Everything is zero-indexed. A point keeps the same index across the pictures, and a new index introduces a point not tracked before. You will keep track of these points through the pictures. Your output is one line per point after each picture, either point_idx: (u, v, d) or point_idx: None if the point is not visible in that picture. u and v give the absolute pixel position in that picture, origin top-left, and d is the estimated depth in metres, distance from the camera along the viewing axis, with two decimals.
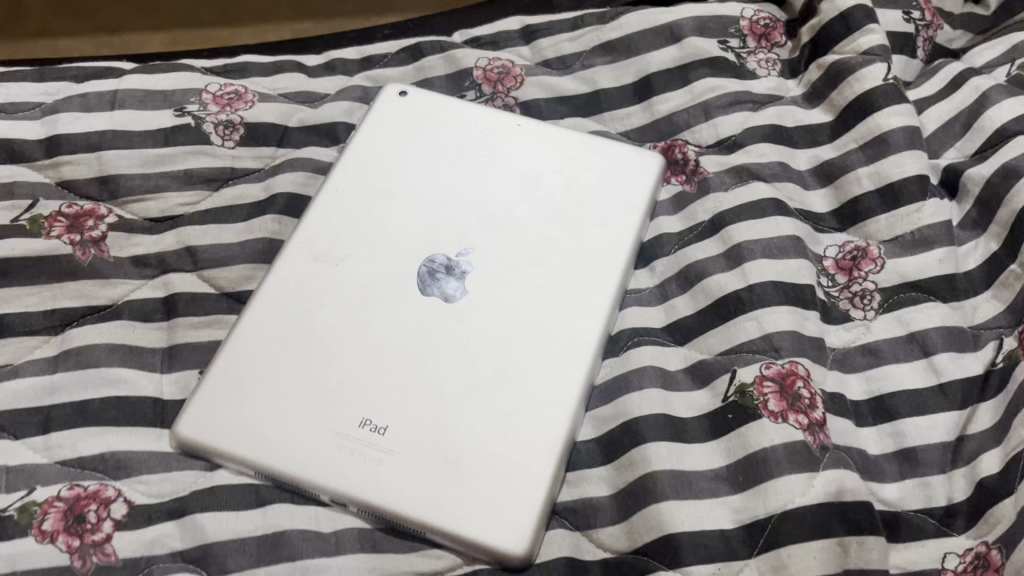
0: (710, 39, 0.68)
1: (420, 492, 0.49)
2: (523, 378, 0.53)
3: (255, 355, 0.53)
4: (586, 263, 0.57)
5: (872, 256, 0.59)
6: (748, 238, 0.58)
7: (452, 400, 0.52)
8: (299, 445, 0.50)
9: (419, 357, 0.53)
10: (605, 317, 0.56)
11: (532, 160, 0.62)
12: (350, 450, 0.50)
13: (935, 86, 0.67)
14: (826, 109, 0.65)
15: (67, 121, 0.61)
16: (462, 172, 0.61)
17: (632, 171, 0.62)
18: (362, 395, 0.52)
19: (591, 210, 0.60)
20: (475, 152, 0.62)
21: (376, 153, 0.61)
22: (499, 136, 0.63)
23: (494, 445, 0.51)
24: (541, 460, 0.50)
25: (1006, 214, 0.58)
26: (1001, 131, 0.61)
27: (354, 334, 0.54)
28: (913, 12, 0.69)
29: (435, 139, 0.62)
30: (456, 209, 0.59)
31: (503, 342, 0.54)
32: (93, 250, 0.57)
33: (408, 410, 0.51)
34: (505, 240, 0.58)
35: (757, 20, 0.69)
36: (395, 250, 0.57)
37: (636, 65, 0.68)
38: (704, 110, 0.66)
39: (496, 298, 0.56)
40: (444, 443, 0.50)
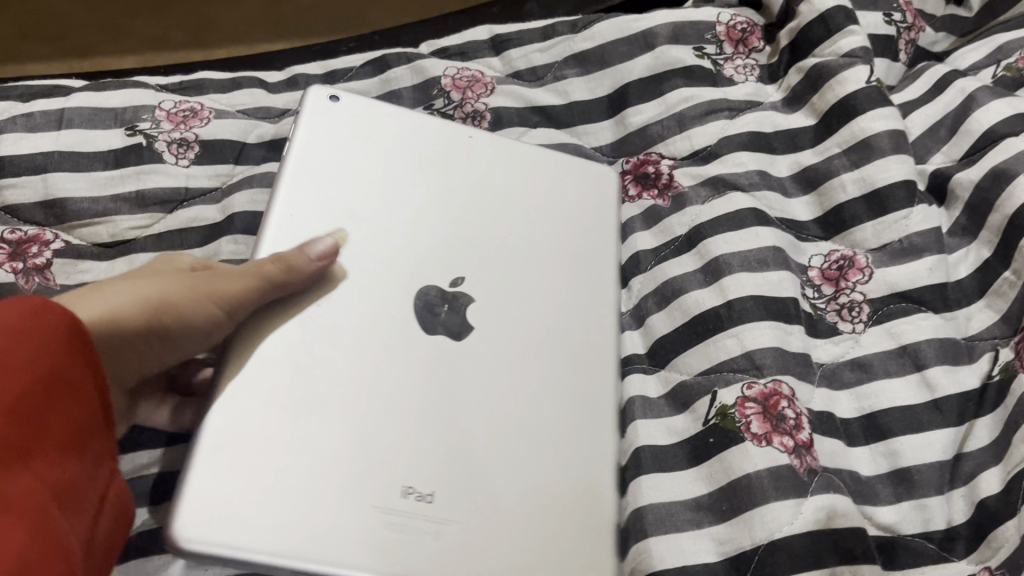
0: (686, 46, 0.65)
1: (494, 561, 0.46)
2: (532, 427, 0.50)
3: (249, 427, 0.43)
4: (570, 289, 0.55)
5: (859, 265, 0.56)
6: (726, 251, 0.56)
7: (480, 458, 0.48)
8: (332, 529, 0.43)
9: (416, 405, 0.47)
10: (603, 347, 0.54)
11: (494, 172, 0.57)
12: (400, 526, 0.44)
13: (919, 90, 0.64)
14: (807, 112, 0.62)
15: (10, 142, 0.57)
16: (431, 191, 0.55)
17: (599, 191, 0.60)
18: (383, 460, 0.45)
19: (560, 228, 0.57)
20: (438, 165, 0.56)
21: (327, 167, 0.52)
22: (450, 145, 0.57)
23: (536, 511, 0.48)
24: (595, 511, 0.49)
25: (997, 220, 0.55)
26: (988, 134, 0.59)
27: (352, 387, 0.46)
28: (894, 14, 0.67)
29: (385, 152, 0.55)
30: (438, 233, 0.53)
31: (522, 391, 0.50)
32: (37, 278, 0.54)
33: (449, 471, 0.47)
34: (495, 265, 0.54)
35: (734, 25, 0.67)
36: (378, 279, 0.50)
37: (611, 76, 0.66)
38: (679, 120, 0.63)
39: (501, 346, 0.51)
40: (498, 505, 0.47)
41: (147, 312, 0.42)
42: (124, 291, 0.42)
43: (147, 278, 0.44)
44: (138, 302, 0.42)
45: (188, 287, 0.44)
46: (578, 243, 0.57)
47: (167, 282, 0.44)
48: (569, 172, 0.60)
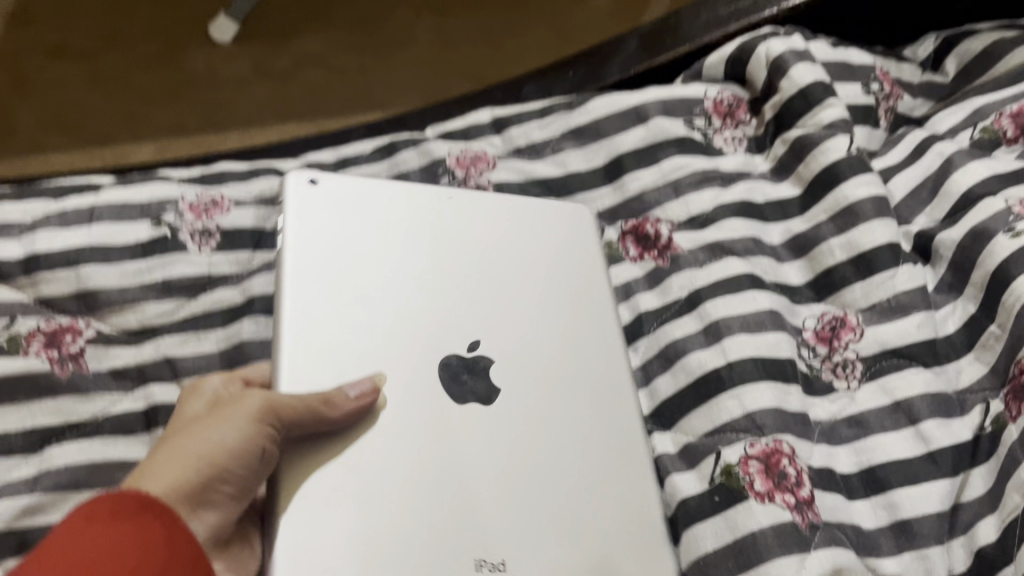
0: (676, 119, 0.69)
1: None
2: (568, 479, 0.52)
3: (319, 526, 0.45)
4: (574, 332, 0.58)
5: (850, 324, 0.59)
6: (725, 315, 0.59)
7: (535, 523, 0.50)
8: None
9: (450, 468, 0.50)
10: (615, 377, 0.57)
11: (486, 228, 0.60)
12: None
13: (900, 154, 0.68)
14: (794, 182, 0.66)
15: (45, 238, 0.61)
16: (429, 259, 0.57)
17: (577, 221, 0.63)
18: (449, 539, 0.47)
19: (554, 271, 0.60)
20: (428, 231, 0.58)
21: (326, 265, 0.54)
22: (439, 210, 0.60)
23: (606, 557, 0.50)
24: (653, 550, 0.51)
25: (980, 275, 0.58)
26: (967, 195, 0.62)
27: (398, 466, 0.49)
28: (872, 84, 0.71)
29: (378, 228, 0.57)
30: (447, 300, 0.56)
31: (557, 451, 0.53)
32: (71, 365, 0.57)
33: (511, 538, 0.49)
34: (505, 321, 0.57)
35: (721, 100, 0.70)
36: (399, 347, 0.53)
37: (606, 149, 0.70)
38: (674, 189, 0.67)
39: (521, 407, 0.53)
40: (567, 562, 0.49)
41: (192, 468, 0.43)
42: (167, 459, 0.43)
43: (181, 433, 0.45)
44: (180, 463, 0.43)
45: (219, 426, 0.45)
46: (573, 282, 0.60)
47: (218, 423, 0.45)
48: (550, 208, 0.63)
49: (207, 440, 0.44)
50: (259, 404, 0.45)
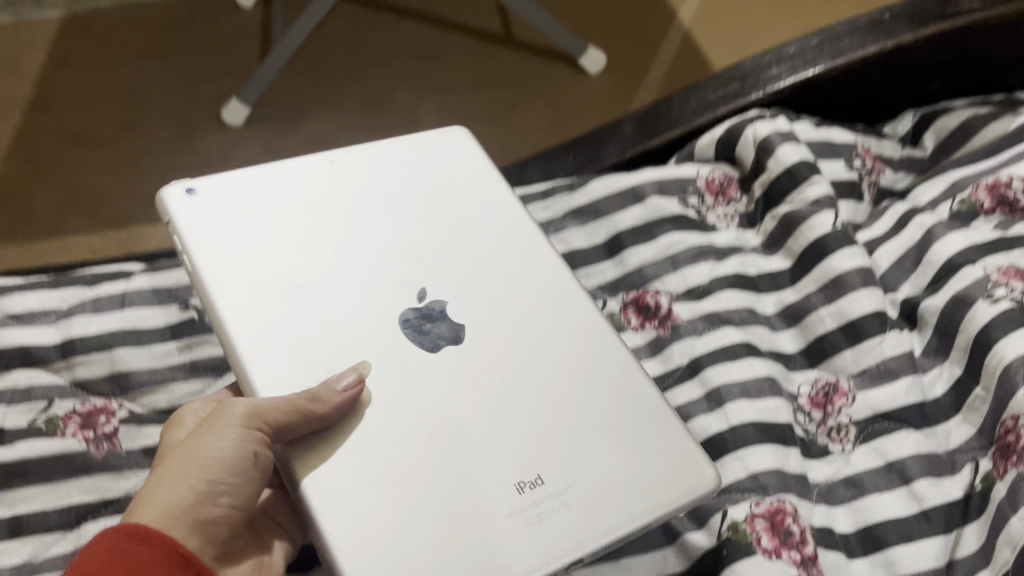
0: (671, 198, 0.74)
1: (623, 496, 0.51)
2: (539, 405, 0.54)
3: (335, 483, 0.48)
4: (490, 263, 0.60)
5: (843, 390, 0.62)
6: (724, 381, 0.62)
7: (536, 444, 0.52)
8: (476, 554, 0.47)
9: (436, 411, 0.52)
10: (545, 295, 0.60)
11: (386, 182, 0.63)
12: (535, 516, 0.49)
13: (884, 227, 0.72)
14: (785, 255, 0.70)
15: (80, 324, 0.64)
16: (351, 226, 0.59)
17: (460, 161, 0.66)
18: (467, 479, 0.50)
19: (453, 206, 0.63)
20: (327, 201, 0.60)
21: (252, 273, 0.55)
22: (334, 180, 0.61)
23: (619, 439, 0.53)
24: (649, 412, 0.55)
25: (964, 340, 0.61)
26: (948, 263, 0.66)
27: (387, 410, 0.51)
28: (855, 161, 0.75)
29: (284, 216, 0.58)
30: (380, 265, 0.58)
31: (525, 380, 0.55)
32: (106, 445, 0.60)
33: (521, 454, 0.51)
34: (436, 262, 0.59)
35: (712, 179, 0.75)
36: (351, 302, 0.55)
37: (605, 226, 0.74)
38: (671, 262, 0.71)
39: (490, 350, 0.56)
40: (585, 459, 0.52)
41: (186, 479, 0.45)
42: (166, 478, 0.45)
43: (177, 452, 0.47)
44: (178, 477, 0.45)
45: (204, 434, 0.47)
46: (485, 219, 0.63)
47: (208, 434, 0.47)
48: (423, 145, 0.66)
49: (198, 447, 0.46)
50: (244, 408, 0.47)
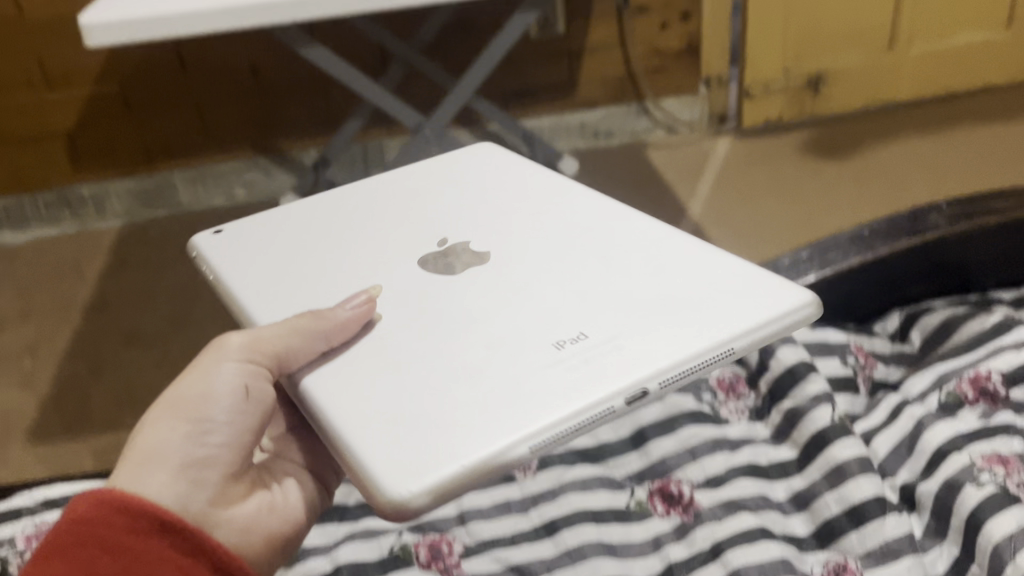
0: (688, 395, 0.85)
1: (660, 336, 0.61)
2: (568, 292, 0.67)
3: (404, 371, 0.61)
4: (507, 220, 0.79)
5: (851, 569, 0.70)
6: (744, 562, 0.71)
7: (571, 319, 0.64)
8: (531, 390, 0.58)
9: (479, 308, 0.66)
10: (560, 228, 0.76)
11: (411, 199, 0.85)
12: (575, 361, 0.60)
13: (879, 417, 0.81)
14: (791, 445, 0.80)
15: None
16: (377, 225, 0.81)
17: (471, 172, 0.90)
18: (512, 348, 0.62)
19: (471, 200, 0.84)
20: (358, 214, 0.83)
21: (274, 255, 0.78)
22: (366, 202, 0.85)
23: (646, 302, 0.65)
24: (674, 278, 0.67)
25: (958, 521, 0.69)
26: (938, 451, 0.74)
27: (442, 319, 0.66)
28: (849, 357, 0.86)
29: (311, 224, 0.82)
30: (386, 242, 0.78)
31: (556, 281, 0.69)
32: None
33: (557, 325, 0.64)
34: (455, 228, 0.79)
35: (722, 377, 0.87)
36: (381, 260, 0.75)
37: (631, 420, 0.85)
38: (691, 452, 0.81)
39: (518, 267, 0.71)
40: (618, 319, 0.64)
41: (174, 420, 0.59)
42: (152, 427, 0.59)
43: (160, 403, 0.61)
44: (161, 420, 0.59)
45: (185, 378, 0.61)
46: (503, 198, 0.83)
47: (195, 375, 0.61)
48: (455, 169, 0.91)
49: (191, 389, 0.61)
50: (243, 345, 0.62)
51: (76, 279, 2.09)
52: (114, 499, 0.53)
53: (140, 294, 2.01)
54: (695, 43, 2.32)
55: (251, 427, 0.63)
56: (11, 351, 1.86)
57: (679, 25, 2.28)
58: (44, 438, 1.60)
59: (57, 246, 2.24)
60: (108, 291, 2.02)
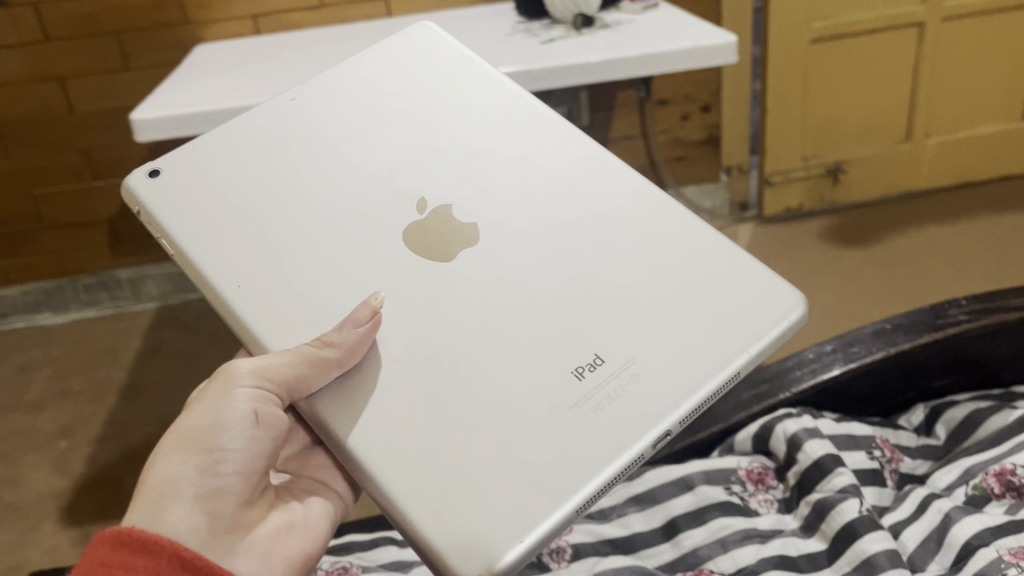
0: (717, 485, 0.88)
1: (666, 376, 0.76)
2: (568, 312, 0.80)
3: (451, 408, 0.73)
4: (469, 177, 0.88)
5: None
6: None
7: (580, 348, 0.77)
8: (571, 436, 0.72)
9: (490, 324, 0.78)
10: (529, 203, 0.87)
11: (358, 123, 0.91)
12: (598, 400, 0.74)
13: (907, 509, 0.82)
14: (820, 537, 0.81)
15: None
16: (336, 168, 0.88)
17: (407, 81, 0.95)
18: (537, 384, 0.75)
19: (425, 129, 0.91)
20: (305, 150, 0.89)
21: (230, 210, 0.84)
22: (312, 131, 0.91)
23: (644, 333, 0.78)
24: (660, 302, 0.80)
25: None
26: (966, 545, 0.76)
27: (460, 341, 0.77)
28: (875, 450, 0.88)
29: (260, 163, 0.88)
30: (352, 196, 0.86)
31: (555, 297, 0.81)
32: None
33: (569, 357, 0.77)
34: (416, 181, 0.87)
35: (751, 468, 0.89)
36: (356, 223, 0.84)
37: (661, 510, 0.87)
38: (721, 543, 0.83)
39: (507, 262, 0.83)
40: (624, 353, 0.77)
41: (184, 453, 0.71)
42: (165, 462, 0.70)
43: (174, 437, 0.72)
44: (173, 454, 0.71)
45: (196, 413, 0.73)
46: (455, 136, 0.91)
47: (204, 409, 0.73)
48: (390, 73, 0.95)
49: (201, 422, 0.72)
50: (250, 375, 0.73)
51: (111, 362, 2.14)
52: (134, 538, 0.64)
53: (173, 377, 2.05)
54: (716, 135, 2.38)
55: (262, 452, 0.74)
56: (47, 433, 1.90)
57: (700, 117, 2.35)
58: (78, 522, 1.63)
59: (93, 329, 2.31)
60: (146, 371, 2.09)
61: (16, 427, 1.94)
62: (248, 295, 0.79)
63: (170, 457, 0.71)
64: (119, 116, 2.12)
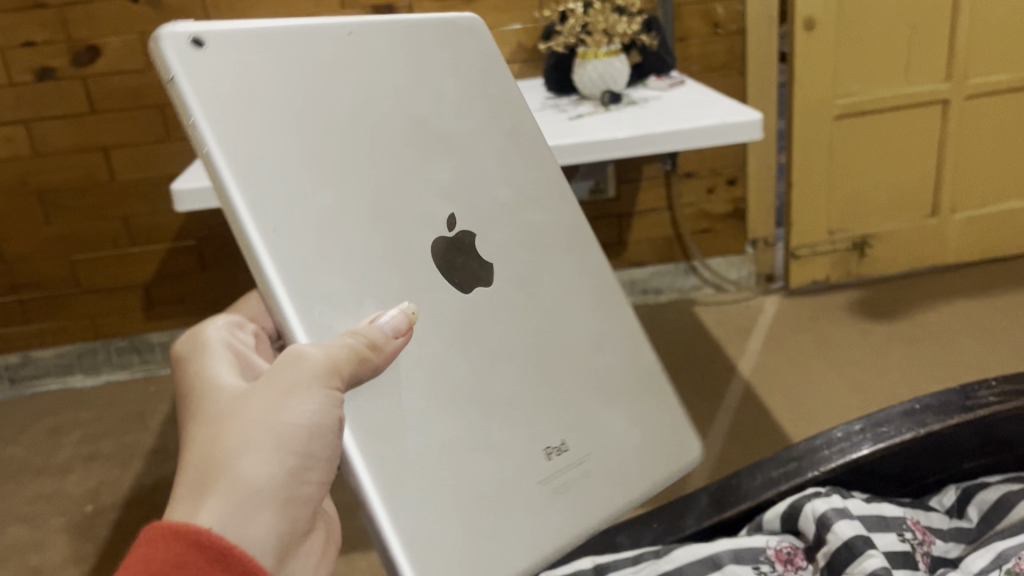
0: (746, 565, 0.88)
1: (604, 476, 0.88)
2: (546, 386, 0.87)
3: (458, 448, 0.75)
4: (488, 215, 0.90)
5: None
6: None
7: (551, 426, 0.85)
8: (538, 509, 0.80)
9: (492, 374, 0.81)
10: (526, 266, 0.92)
11: (408, 94, 0.84)
12: (561, 481, 0.83)
13: None
14: None
15: None
16: (385, 139, 0.80)
17: (445, 68, 0.90)
18: (522, 449, 0.81)
19: (458, 137, 0.88)
20: (363, 102, 0.79)
21: (290, 146, 0.72)
22: (367, 80, 0.80)
23: (594, 430, 0.89)
24: (603, 404, 0.92)
25: None
26: None
27: (469, 380, 0.79)
28: (905, 532, 0.88)
29: (320, 96, 0.75)
30: (392, 178, 0.80)
31: (540, 368, 0.87)
32: None
33: (546, 430, 0.84)
34: (447, 193, 0.85)
35: (780, 547, 0.89)
36: (391, 212, 0.79)
37: None
38: None
39: (508, 316, 0.87)
40: (580, 443, 0.87)
41: (265, 458, 0.62)
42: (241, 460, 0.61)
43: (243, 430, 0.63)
44: (250, 454, 0.62)
45: (270, 409, 0.64)
46: (482, 161, 0.91)
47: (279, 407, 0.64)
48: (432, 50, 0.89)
49: (283, 423, 0.63)
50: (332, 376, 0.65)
51: (140, 426, 2.16)
52: (213, 543, 0.56)
53: None
54: (742, 208, 2.41)
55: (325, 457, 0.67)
56: (75, 496, 1.91)
57: (725, 190, 2.38)
58: None
59: (125, 392, 2.34)
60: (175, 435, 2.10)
61: (45, 489, 1.96)
62: (294, 256, 0.69)
63: (243, 448, 0.61)
64: (159, 185, 2.19)
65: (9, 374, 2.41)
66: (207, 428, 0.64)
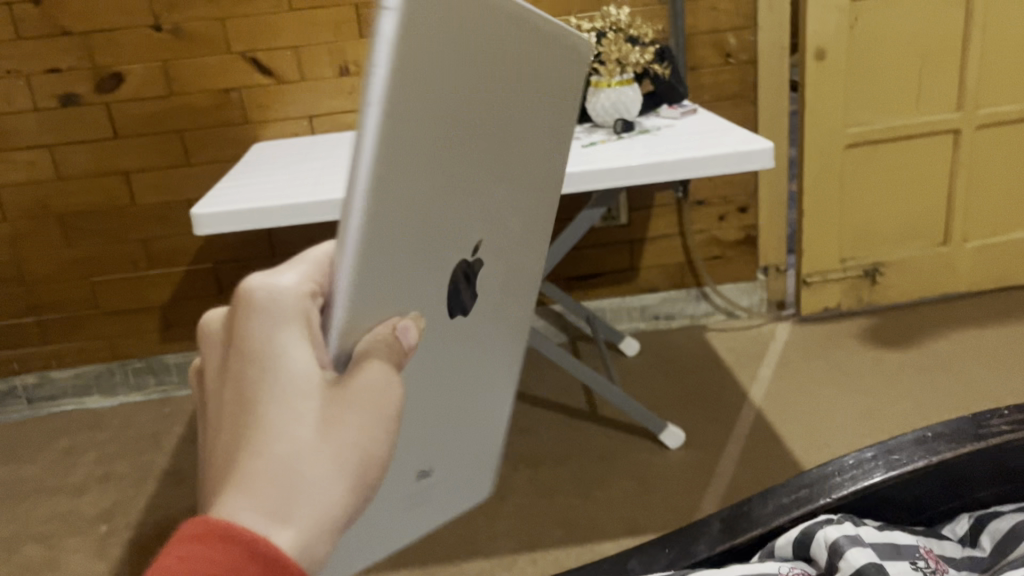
0: None
1: (447, 497, 0.72)
2: (461, 384, 0.68)
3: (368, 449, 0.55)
4: (516, 233, 0.72)
5: None
6: None
7: (440, 432, 0.67)
8: (379, 528, 0.62)
9: (433, 360, 0.62)
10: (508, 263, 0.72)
11: (534, 104, 0.65)
12: (416, 498, 0.66)
13: None
14: None
15: None
16: (499, 152, 0.61)
17: (567, 82, 0.71)
18: (411, 454, 0.63)
19: (541, 152, 0.70)
20: (505, 106, 0.59)
21: (440, 141, 0.51)
22: (520, 78, 0.61)
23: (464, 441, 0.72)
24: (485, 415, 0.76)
25: None
26: None
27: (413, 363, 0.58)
28: (919, 560, 0.87)
29: (484, 88, 0.55)
30: (482, 192, 0.61)
31: (464, 365, 0.68)
32: None
33: (434, 437, 0.66)
34: (505, 213, 0.67)
35: (792, 574, 0.86)
36: (464, 222, 0.59)
37: None
38: None
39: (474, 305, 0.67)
40: (450, 458, 0.70)
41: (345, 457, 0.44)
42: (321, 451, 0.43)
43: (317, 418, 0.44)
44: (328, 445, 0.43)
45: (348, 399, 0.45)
46: (541, 174, 0.72)
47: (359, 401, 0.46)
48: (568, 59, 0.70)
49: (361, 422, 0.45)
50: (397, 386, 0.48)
51: (154, 447, 2.18)
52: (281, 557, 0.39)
53: None
54: (753, 235, 2.43)
55: None
56: (89, 517, 1.93)
57: (737, 217, 2.40)
58: None
59: (140, 413, 2.36)
60: (189, 456, 2.12)
61: (61, 508, 1.98)
62: (381, 289, 0.50)
63: (323, 448, 0.43)
64: (179, 209, 2.23)
65: (26, 394, 2.44)
66: (265, 372, 0.44)
